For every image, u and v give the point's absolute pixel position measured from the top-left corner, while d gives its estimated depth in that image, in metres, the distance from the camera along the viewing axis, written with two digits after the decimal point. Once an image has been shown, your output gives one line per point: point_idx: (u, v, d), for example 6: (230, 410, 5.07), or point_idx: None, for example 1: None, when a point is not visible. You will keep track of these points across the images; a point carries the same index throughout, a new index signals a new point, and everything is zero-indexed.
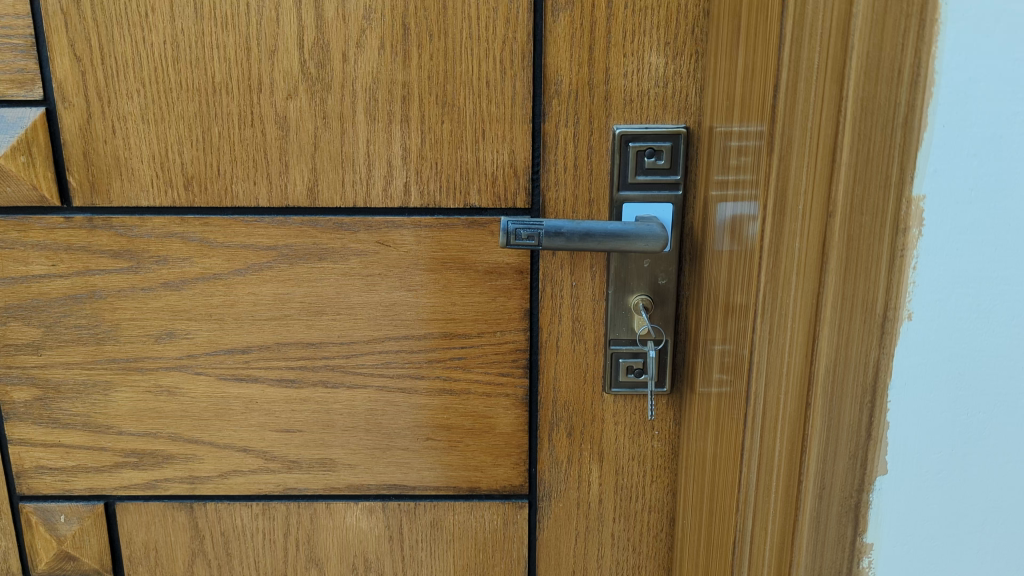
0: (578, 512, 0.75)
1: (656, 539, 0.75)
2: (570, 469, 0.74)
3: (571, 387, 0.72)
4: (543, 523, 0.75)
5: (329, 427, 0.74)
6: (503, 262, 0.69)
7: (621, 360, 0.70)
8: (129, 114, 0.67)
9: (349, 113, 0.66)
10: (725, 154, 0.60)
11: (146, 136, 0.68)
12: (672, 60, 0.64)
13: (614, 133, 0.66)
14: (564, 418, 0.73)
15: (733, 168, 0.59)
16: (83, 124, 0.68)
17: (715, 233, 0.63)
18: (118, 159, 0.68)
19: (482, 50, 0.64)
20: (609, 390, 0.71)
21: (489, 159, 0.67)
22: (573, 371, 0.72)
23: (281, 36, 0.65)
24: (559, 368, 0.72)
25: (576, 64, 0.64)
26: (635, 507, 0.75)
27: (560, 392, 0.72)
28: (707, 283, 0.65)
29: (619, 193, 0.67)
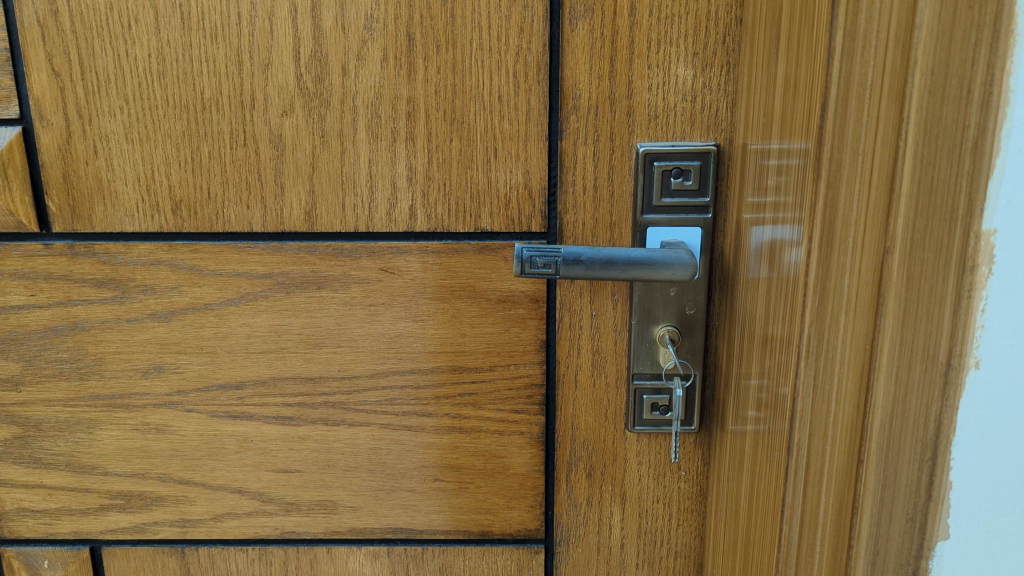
0: (598, 557, 0.70)
1: None
2: (590, 512, 0.69)
3: (590, 425, 0.67)
4: (560, 570, 0.70)
5: (330, 467, 0.69)
6: (517, 290, 0.64)
7: (645, 396, 0.65)
8: (111, 132, 0.62)
9: (350, 130, 0.61)
10: (761, 173, 0.54)
11: (131, 157, 0.63)
12: (701, 72, 0.59)
13: (638, 152, 0.60)
14: (583, 458, 0.68)
15: (769, 191, 0.53)
16: (63, 145, 0.63)
17: (749, 259, 0.57)
18: (100, 181, 0.63)
19: (493, 62, 0.59)
20: (631, 428, 0.66)
21: (502, 180, 0.62)
22: (592, 407, 0.66)
23: (276, 49, 0.60)
24: (578, 405, 0.66)
25: (595, 77, 0.59)
26: (661, 553, 0.69)
27: (579, 430, 0.67)
28: (740, 312, 0.59)
29: (642, 217, 0.61)
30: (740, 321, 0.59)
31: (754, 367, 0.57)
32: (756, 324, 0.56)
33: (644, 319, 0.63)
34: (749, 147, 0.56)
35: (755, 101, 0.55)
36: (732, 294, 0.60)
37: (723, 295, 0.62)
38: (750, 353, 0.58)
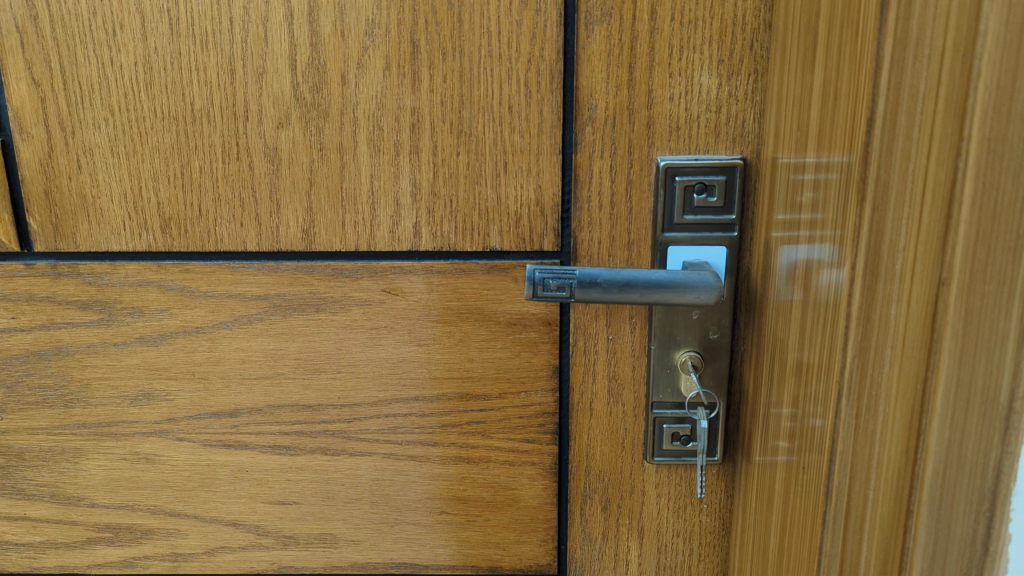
0: None
1: None
2: (606, 547, 0.65)
3: (606, 455, 0.63)
4: None
5: (330, 499, 0.65)
6: (527, 313, 0.60)
7: (665, 426, 0.61)
8: (96, 146, 0.58)
9: (350, 143, 0.57)
10: (793, 189, 0.50)
11: (117, 171, 0.59)
12: (727, 80, 0.54)
13: (659, 166, 0.56)
14: (598, 490, 0.64)
15: (804, 210, 0.49)
16: (45, 158, 0.59)
17: (779, 280, 0.53)
18: (84, 197, 0.59)
19: (503, 70, 0.55)
20: (650, 458, 0.62)
21: (512, 196, 0.57)
22: (608, 437, 0.62)
23: (271, 56, 0.56)
24: (594, 434, 0.62)
25: (613, 86, 0.55)
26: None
27: (594, 461, 0.63)
28: (769, 336, 0.55)
29: (663, 235, 0.57)
30: (769, 345, 0.55)
31: (786, 395, 0.53)
32: (789, 352, 0.52)
33: (665, 343, 0.59)
34: (779, 162, 0.52)
35: (788, 113, 0.50)
36: (760, 316, 0.56)
37: (750, 317, 0.58)
38: (780, 380, 0.54)
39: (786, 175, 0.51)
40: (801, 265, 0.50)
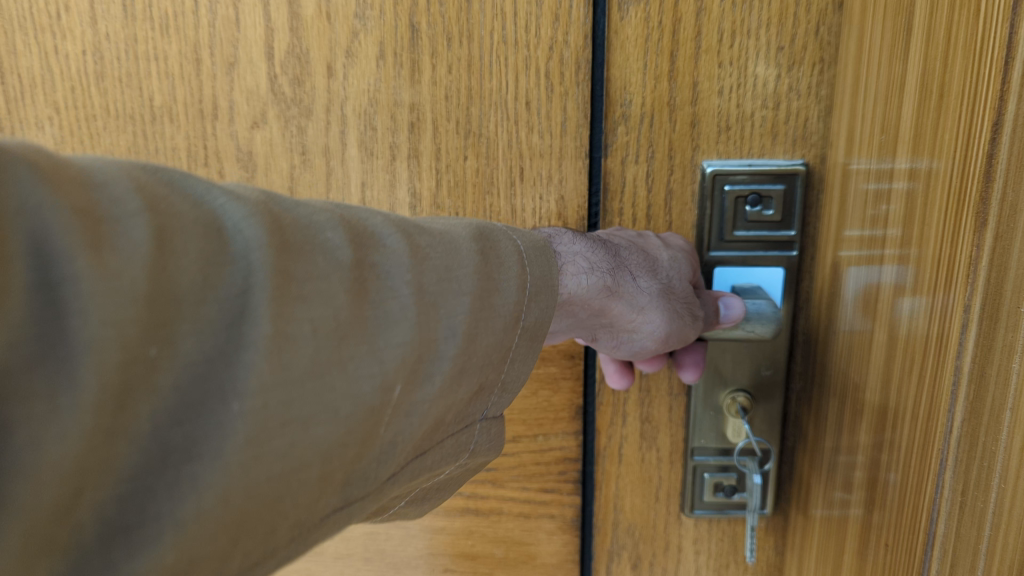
0: None
1: None
2: None
3: (638, 507, 0.53)
4: None
5: (317, 554, 0.57)
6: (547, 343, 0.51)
7: (706, 476, 0.52)
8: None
9: (337, 146, 0.48)
10: (871, 200, 0.42)
11: None
12: (787, 71, 0.45)
13: (704, 172, 0.47)
14: (627, 546, 0.54)
15: (890, 228, 0.40)
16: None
17: (853, 310, 0.44)
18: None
19: (520, 59, 0.46)
20: (689, 511, 0.53)
21: (529, 208, 0.49)
22: (640, 487, 0.53)
23: (242, 43, 0.47)
24: (623, 483, 0.53)
25: (651, 78, 0.46)
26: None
27: (624, 512, 0.54)
28: (840, 377, 0.46)
29: (708, 255, 0.49)
30: (839, 387, 0.46)
31: (861, 451, 0.44)
32: (865, 403, 0.43)
33: (711, 380, 0.50)
34: (855, 169, 0.43)
35: (870, 108, 0.41)
36: (830, 355, 0.47)
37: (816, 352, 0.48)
38: (852, 432, 0.45)
39: (866, 186, 0.42)
40: (885, 295, 0.40)
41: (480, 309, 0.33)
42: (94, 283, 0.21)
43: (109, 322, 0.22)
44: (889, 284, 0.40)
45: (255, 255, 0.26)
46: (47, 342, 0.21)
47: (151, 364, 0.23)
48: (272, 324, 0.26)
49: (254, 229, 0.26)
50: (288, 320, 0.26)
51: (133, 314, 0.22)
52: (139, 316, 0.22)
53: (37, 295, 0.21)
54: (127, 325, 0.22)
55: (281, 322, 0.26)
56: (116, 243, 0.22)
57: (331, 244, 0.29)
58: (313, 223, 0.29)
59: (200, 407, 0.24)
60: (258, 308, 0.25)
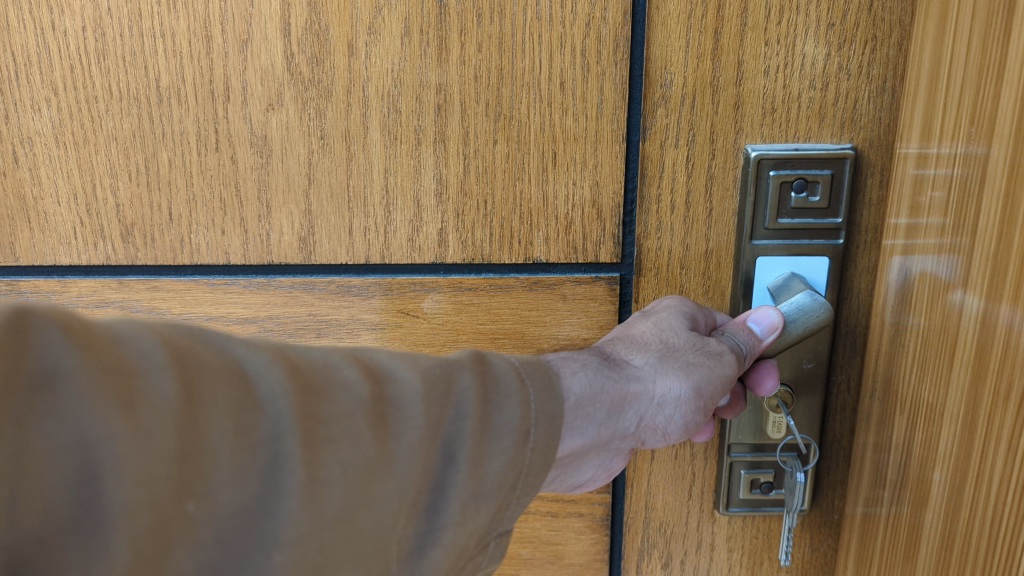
0: None
1: None
2: None
3: (671, 504, 0.50)
4: None
5: None
6: (578, 336, 0.49)
7: (743, 474, 0.49)
8: (37, 134, 0.47)
9: (359, 129, 0.46)
10: (961, 195, 0.35)
11: (65, 166, 0.47)
12: (837, 49, 0.43)
13: (748, 156, 0.45)
14: (658, 545, 0.50)
15: (979, 241, 0.34)
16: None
17: (928, 321, 0.38)
18: (24, 198, 0.48)
19: (555, 37, 0.43)
20: (724, 509, 0.49)
21: (562, 195, 0.46)
22: (672, 482, 0.50)
23: (256, 19, 0.44)
24: (655, 480, 0.49)
25: (693, 57, 0.44)
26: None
27: (656, 510, 0.50)
28: (909, 398, 0.40)
29: (750, 244, 0.46)
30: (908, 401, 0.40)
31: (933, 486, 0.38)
32: (941, 430, 0.37)
33: None
34: (939, 156, 0.37)
35: (953, 96, 0.36)
36: (900, 373, 0.41)
37: (880, 360, 0.43)
38: (920, 461, 0.39)
39: (950, 185, 0.36)
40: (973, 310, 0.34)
41: (492, 427, 0.33)
42: (128, 443, 0.25)
43: (138, 484, 0.25)
44: (981, 301, 0.34)
45: (277, 402, 0.28)
46: (87, 504, 0.24)
47: (186, 518, 0.26)
48: (304, 469, 0.28)
49: (274, 376, 0.28)
50: (312, 467, 0.28)
51: (164, 473, 0.25)
52: (171, 475, 0.25)
53: (75, 456, 0.24)
54: (157, 485, 0.25)
55: (307, 470, 0.28)
56: (149, 402, 0.25)
57: (347, 379, 0.30)
58: (329, 362, 0.31)
59: (241, 560, 0.27)
60: (283, 457, 0.28)
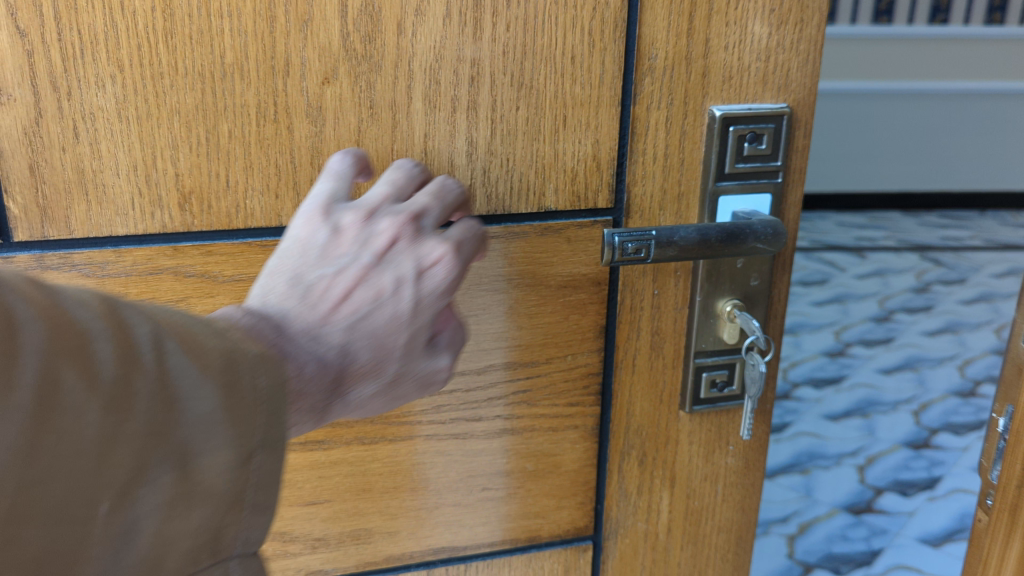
0: (645, 545, 0.67)
1: (724, 561, 0.69)
2: (639, 502, 0.65)
3: (645, 410, 0.63)
4: (609, 565, 0.67)
5: (366, 491, 0.63)
6: (580, 273, 0.59)
7: (705, 373, 0.62)
8: (100, 109, 0.52)
9: (403, 100, 0.56)
10: None
11: (127, 140, 0.54)
12: (777, 29, 0.56)
13: (714, 116, 0.57)
14: (635, 445, 0.64)
15: None
16: (30, 126, 0.52)
17: None
18: (83, 172, 0.54)
19: (569, 16, 0.54)
20: (688, 409, 0.63)
21: (569, 152, 0.57)
22: (647, 392, 0.62)
23: (318, 2, 0.53)
24: (634, 390, 0.62)
25: (673, 34, 0.55)
26: (711, 535, 0.68)
27: (634, 416, 0.63)
28: None
29: (714, 185, 0.58)
30: None
31: None
32: None
33: (710, 290, 0.59)
34: None
35: None
36: None
37: None
38: None
39: None
40: None
41: (230, 431, 0.34)
42: None
43: None
44: None
45: (27, 359, 0.28)
46: None
47: None
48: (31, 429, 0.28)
49: (35, 332, 0.29)
50: (42, 430, 0.28)
51: None
52: None
53: None
54: None
55: (33, 434, 0.28)
56: None
57: (98, 355, 0.31)
58: (87, 329, 0.31)
59: None
60: (24, 409, 0.28)
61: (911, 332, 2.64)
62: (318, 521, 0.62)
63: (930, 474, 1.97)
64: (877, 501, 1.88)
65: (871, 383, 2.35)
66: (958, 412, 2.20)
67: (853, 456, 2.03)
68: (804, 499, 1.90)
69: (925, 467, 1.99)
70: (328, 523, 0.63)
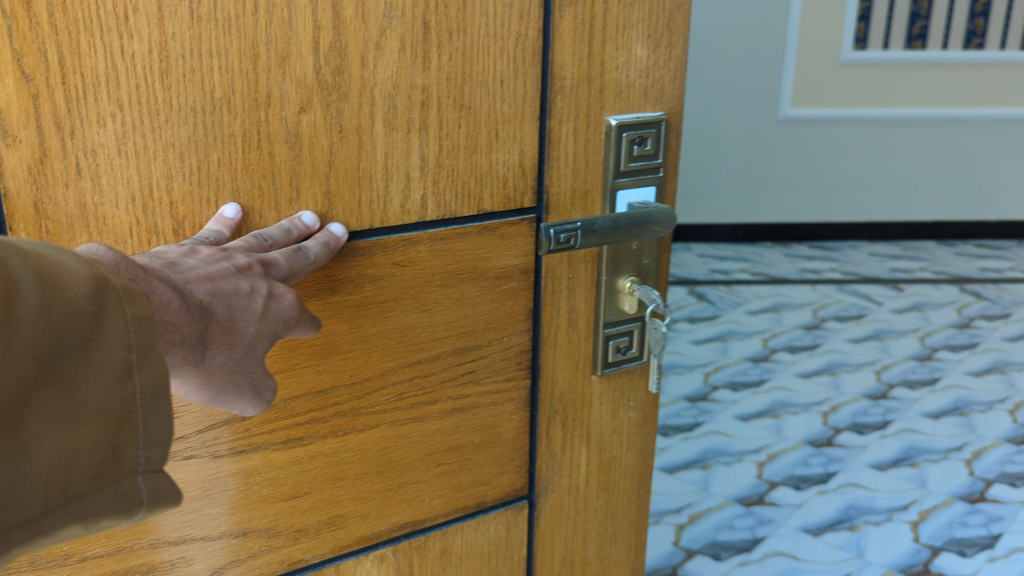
0: (568, 497, 0.82)
1: (629, 500, 0.86)
2: (564, 459, 0.81)
3: (566, 379, 0.78)
4: (541, 517, 0.82)
5: (339, 480, 0.71)
6: (511, 265, 0.73)
7: (613, 340, 0.78)
8: (101, 145, 0.56)
9: (366, 124, 0.64)
10: None
11: (127, 172, 0.57)
12: (653, 52, 0.71)
13: (610, 125, 0.71)
14: (558, 411, 0.79)
15: None
16: (35, 165, 0.54)
17: None
18: (85, 207, 0.57)
19: (497, 47, 0.66)
20: (599, 372, 0.79)
21: (501, 160, 0.69)
22: (567, 363, 0.78)
23: (295, 41, 0.60)
24: (556, 362, 0.77)
25: (578, 58, 0.68)
26: (619, 480, 0.85)
27: (558, 384, 0.78)
28: None
29: (614, 181, 0.73)
30: None
31: None
32: None
33: (612, 270, 0.75)
34: None
35: None
36: None
37: None
38: None
39: None
40: None
41: (101, 356, 0.42)
42: None
43: None
44: None
45: None
46: None
47: None
48: None
49: None
50: None
51: None
52: None
53: None
54: None
55: None
56: None
57: None
58: None
59: None
60: None
61: (954, 371, 2.90)
62: (299, 513, 0.71)
63: (989, 531, 2.09)
64: (934, 563, 1.98)
65: (910, 429, 2.55)
66: (1013, 462, 2.38)
67: (904, 512, 2.17)
68: (856, 560, 2.00)
69: (983, 525, 2.12)
70: (308, 514, 0.71)
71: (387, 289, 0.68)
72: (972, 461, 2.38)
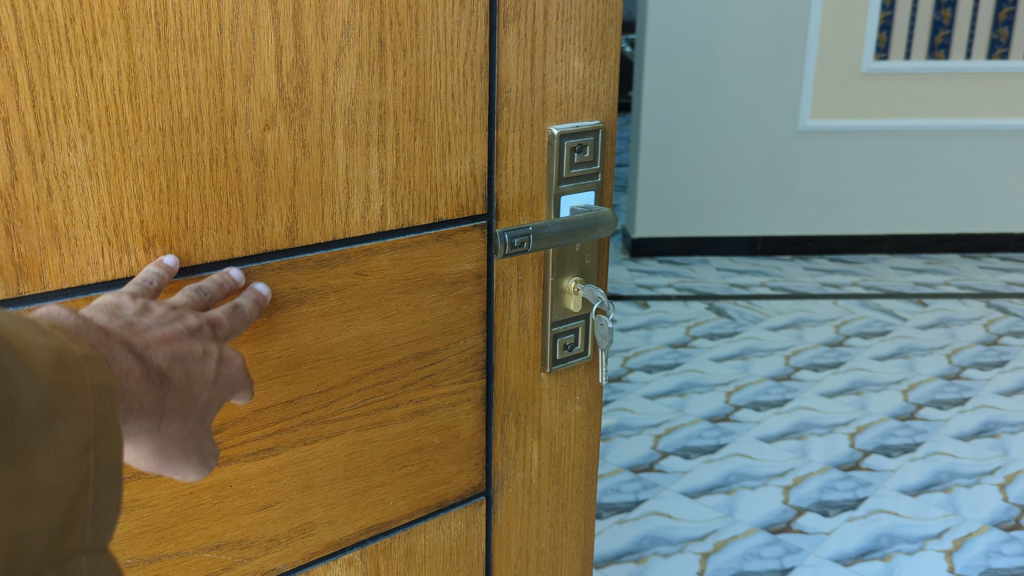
0: (522, 490, 0.87)
1: (577, 490, 0.92)
2: (518, 454, 0.85)
3: (517, 376, 0.82)
4: (497, 512, 0.86)
5: (308, 488, 0.73)
6: (465, 270, 0.76)
7: (561, 338, 0.83)
8: (72, 166, 0.57)
9: (327, 139, 0.66)
10: None
11: (98, 193, 0.58)
12: (589, 63, 0.76)
13: (553, 134, 0.76)
14: (511, 408, 0.83)
15: None
16: (7, 189, 0.54)
17: None
18: (56, 228, 0.57)
19: (448, 63, 0.69)
20: (549, 369, 0.84)
21: (453, 170, 0.73)
22: (518, 361, 0.82)
23: (259, 61, 0.62)
24: (508, 360, 0.81)
25: (522, 72, 0.73)
26: (568, 471, 0.90)
27: (511, 381, 0.82)
28: None
29: (558, 187, 0.78)
30: None
31: None
32: None
33: (559, 271, 0.80)
34: None
35: None
36: None
37: None
38: None
39: None
40: None
41: None
42: None
43: None
44: None
45: None
46: None
47: None
48: None
49: None
50: None
51: None
52: None
53: None
54: None
55: None
56: None
57: None
58: None
59: None
60: None
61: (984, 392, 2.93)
62: (270, 523, 0.72)
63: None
64: None
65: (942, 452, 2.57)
66: None
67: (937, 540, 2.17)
68: None
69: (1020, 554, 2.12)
70: (280, 523, 0.73)
71: (350, 298, 0.70)
72: (1006, 486, 2.39)
